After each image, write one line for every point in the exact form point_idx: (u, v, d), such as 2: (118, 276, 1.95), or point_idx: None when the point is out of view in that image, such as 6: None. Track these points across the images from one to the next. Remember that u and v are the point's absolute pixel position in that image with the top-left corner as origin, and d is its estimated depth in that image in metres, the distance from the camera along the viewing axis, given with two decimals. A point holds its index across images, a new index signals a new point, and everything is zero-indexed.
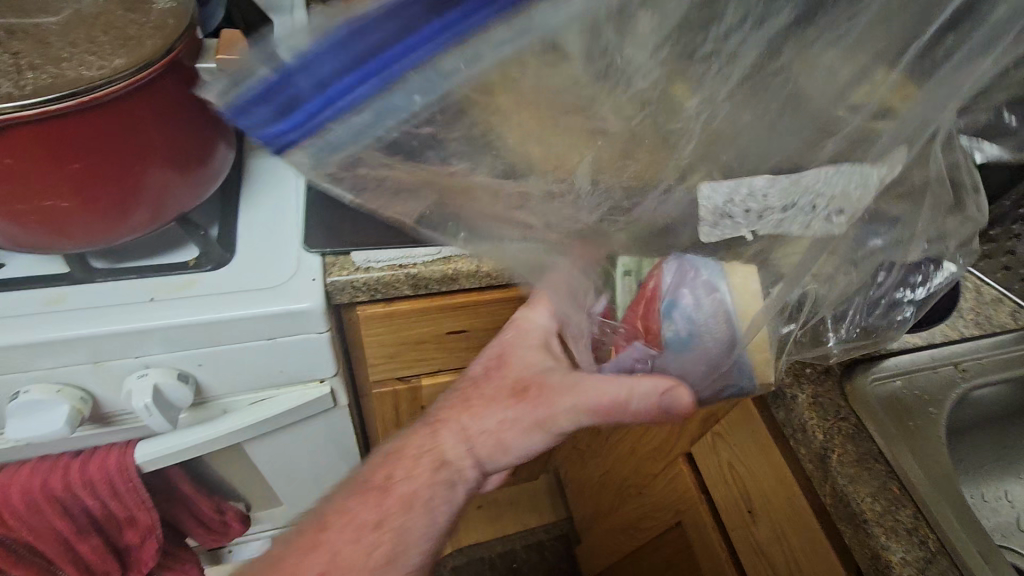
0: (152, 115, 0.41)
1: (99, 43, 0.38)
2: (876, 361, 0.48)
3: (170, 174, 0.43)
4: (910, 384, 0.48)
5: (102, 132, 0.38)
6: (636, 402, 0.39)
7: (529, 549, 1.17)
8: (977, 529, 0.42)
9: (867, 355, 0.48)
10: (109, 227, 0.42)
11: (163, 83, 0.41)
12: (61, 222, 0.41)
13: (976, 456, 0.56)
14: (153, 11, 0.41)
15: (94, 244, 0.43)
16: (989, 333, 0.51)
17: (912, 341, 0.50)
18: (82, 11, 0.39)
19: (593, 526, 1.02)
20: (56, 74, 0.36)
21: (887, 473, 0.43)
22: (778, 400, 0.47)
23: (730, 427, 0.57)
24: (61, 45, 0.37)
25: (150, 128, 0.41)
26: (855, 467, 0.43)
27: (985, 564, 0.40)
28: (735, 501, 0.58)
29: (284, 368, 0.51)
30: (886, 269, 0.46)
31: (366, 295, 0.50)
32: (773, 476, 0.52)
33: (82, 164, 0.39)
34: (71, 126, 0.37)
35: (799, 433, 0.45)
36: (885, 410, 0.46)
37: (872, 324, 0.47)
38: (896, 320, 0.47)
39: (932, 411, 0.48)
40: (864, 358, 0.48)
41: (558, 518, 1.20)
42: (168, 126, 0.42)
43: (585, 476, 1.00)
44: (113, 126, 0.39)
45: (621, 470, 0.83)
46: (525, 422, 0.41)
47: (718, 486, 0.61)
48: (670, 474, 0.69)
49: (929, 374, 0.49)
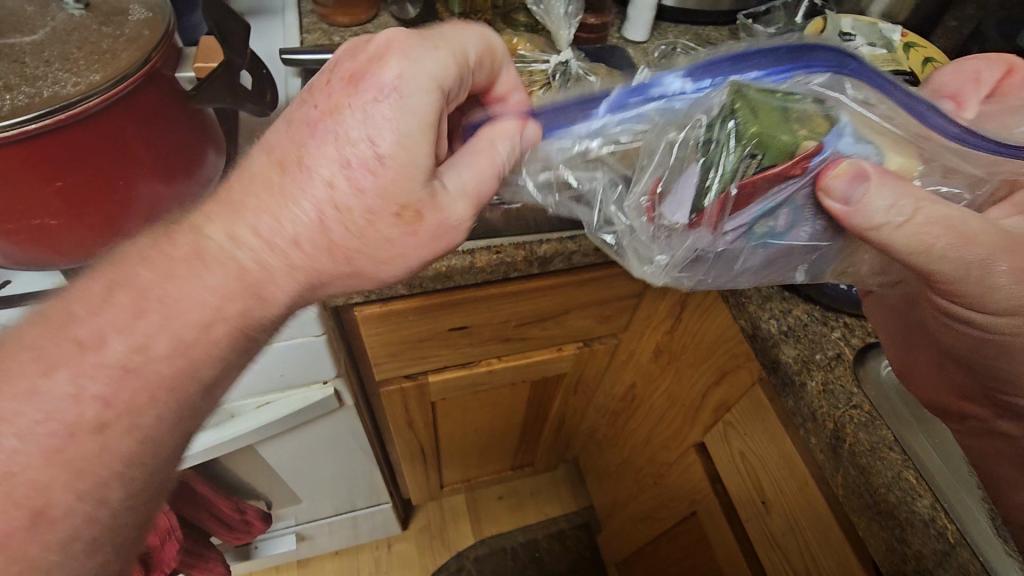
0: (137, 125, 0.41)
1: (74, 59, 0.38)
2: (794, 384, 0.45)
3: (158, 185, 0.43)
4: (828, 398, 0.44)
5: (84, 146, 0.38)
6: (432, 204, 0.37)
7: (551, 538, 1.19)
8: (904, 418, 0.44)
9: (801, 358, 0.46)
10: (101, 241, 0.43)
11: (144, 95, 0.40)
12: (51, 238, 0.41)
13: (885, 399, 0.44)
14: (127, 24, 0.41)
15: (87, 257, 0.44)
16: (805, 336, 0.47)
17: (797, 309, 0.49)
18: (58, 28, 0.39)
19: (612, 514, 1.03)
20: (32, 94, 0.35)
21: (857, 384, 0.45)
22: (787, 387, 0.46)
23: (741, 416, 0.56)
24: (36, 63, 0.37)
25: (135, 140, 0.41)
26: (866, 456, 0.41)
27: (979, 517, 0.40)
28: (748, 491, 0.57)
29: (286, 372, 0.52)
30: (778, 207, 0.36)
31: (361, 295, 0.50)
32: (783, 466, 0.51)
33: (65, 181, 0.39)
34: (54, 143, 0.37)
35: (809, 422, 0.45)
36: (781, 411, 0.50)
37: (784, 232, 0.38)
38: (790, 228, 0.37)
39: (854, 413, 0.43)
40: (796, 363, 0.46)
41: (578, 506, 1.23)
42: (152, 138, 0.42)
43: (604, 466, 1.00)
44: (96, 139, 0.39)
45: (638, 458, 0.84)
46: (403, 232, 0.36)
47: (731, 476, 0.59)
48: (684, 463, 0.69)
49: (818, 331, 0.48)
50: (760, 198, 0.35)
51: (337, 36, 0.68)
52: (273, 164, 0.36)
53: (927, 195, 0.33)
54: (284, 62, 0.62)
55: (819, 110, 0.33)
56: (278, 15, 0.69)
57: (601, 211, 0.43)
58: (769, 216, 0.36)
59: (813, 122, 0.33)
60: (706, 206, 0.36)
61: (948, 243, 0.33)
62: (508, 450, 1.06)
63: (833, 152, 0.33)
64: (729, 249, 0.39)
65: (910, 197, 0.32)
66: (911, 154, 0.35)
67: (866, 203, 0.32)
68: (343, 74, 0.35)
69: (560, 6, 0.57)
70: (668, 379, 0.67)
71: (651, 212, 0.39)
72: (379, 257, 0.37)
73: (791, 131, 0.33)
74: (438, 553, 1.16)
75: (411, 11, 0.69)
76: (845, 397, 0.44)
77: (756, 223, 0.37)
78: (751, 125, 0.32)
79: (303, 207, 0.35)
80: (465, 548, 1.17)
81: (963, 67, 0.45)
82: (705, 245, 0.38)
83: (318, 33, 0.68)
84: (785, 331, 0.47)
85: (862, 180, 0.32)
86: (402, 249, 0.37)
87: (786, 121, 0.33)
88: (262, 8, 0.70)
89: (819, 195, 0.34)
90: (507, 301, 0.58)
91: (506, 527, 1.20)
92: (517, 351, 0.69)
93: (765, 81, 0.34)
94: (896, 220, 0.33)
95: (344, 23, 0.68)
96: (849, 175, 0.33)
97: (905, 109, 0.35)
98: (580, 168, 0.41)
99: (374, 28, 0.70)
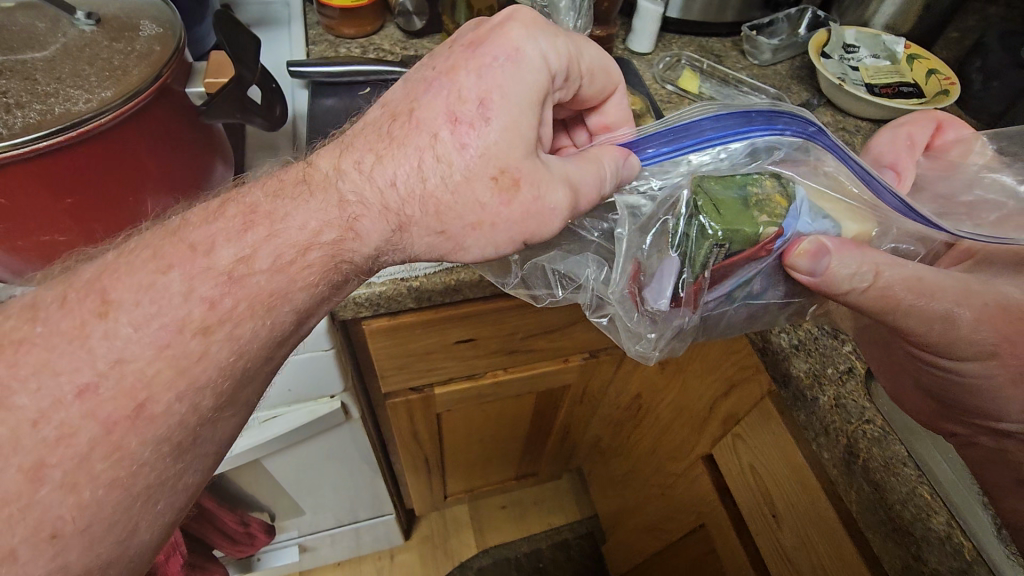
0: (146, 140, 0.40)
1: (85, 76, 0.38)
2: (807, 400, 0.45)
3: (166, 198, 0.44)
4: (840, 412, 0.44)
5: (94, 163, 0.38)
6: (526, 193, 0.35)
7: (555, 548, 1.18)
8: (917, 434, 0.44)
9: (812, 372, 0.46)
10: None
11: (155, 110, 0.40)
12: (58, 252, 0.41)
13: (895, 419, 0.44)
14: (138, 40, 0.41)
15: None
16: (814, 353, 0.47)
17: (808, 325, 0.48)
18: (69, 44, 0.39)
19: (617, 524, 1.03)
20: (44, 111, 0.35)
21: (870, 399, 0.44)
22: (799, 402, 0.46)
23: (750, 428, 0.56)
24: (47, 80, 0.37)
25: (143, 155, 0.41)
26: (881, 472, 0.41)
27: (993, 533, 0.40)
28: (758, 504, 0.57)
29: (294, 387, 0.52)
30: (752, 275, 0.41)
31: (369, 310, 0.49)
32: (794, 480, 0.51)
33: (76, 198, 0.39)
34: (64, 160, 0.37)
35: (822, 436, 0.45)
36: (792, 426, 0.50)
37: (758, 293, 0.42)
38: (760, 292, 0.42)
39: (871, 430, 0.43)
40: (807, 378, 0.46)
41: (582, 516, 1.22)
42: (161, 152, 0.42)
43: (610, 475, 1.00)
44: (106, 155, 0.39)
45: (644, 469, 0.84)
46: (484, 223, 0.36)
47: (739, 488, 0.59)
48: (692, 474, 0.69)
49: (826, 345, 0.47)
50: (731, 275, 0.40)
51: (343, 47, 0.68)
52: (385, 114, 0.37)
53: (886, 261, 0.38)
54: (291, 74, 0.62)
55: (776, 187, 0.39)
56: (284, 26, 0.70)
57: (592, 293, 0.46)
58: (745, 284, 0.41)
59: (774, 209, 0.38)
60: (686, 291, 0.40)
61: (914, 301, 0.38)
62: (513, 460, 1.06)
63: (792, 233, 0.38)
64: (711, 313, 0.43)
65: (869, 263, 0.37)
66: (863, 220, 0.41)
67: (832, 273, 0.37)
68: (466, 41, 0.37)
69: (569, 21, 0.57)
70: (675, 391, 0.67)
71: (636, 298, 0.42)
72: (468, 219, 0.35)
73: (753, 222, 0.37)
74: (441, 563, 1.15)
75: (417, 23, 0.70)
76: (859, 412, 0.44)
77: (732, 291, 0.42)
78: (719, 219, 0.37)
79: (403, 166, 0.35)
80: (469, 558, 1.16)
81: (897, 135, 0.48)
82: (688, 321, 0.42)
83: (324, 45, 0.68)
84: (795, 346, 0.47)
85: (824, 254, 0.38)
86: (491, 218, 0.35)
87: (747, 210, 0.38)
88: (267, 19, 0.70)
89: (789, 269, 0.39)
90: (515, 313, 0.57)
91: (509, 536, 1.19)
92: (524, 362, 0.69)
93: (712, 146, 0.39)
94: (861, 285, 0.38)
95: (350, 34, 0.69)
96: (811, 252, 0.38)
97: (859, 178, 0.39)
98: (566, 259, 0.45)
99: (380, 39, 0.70)
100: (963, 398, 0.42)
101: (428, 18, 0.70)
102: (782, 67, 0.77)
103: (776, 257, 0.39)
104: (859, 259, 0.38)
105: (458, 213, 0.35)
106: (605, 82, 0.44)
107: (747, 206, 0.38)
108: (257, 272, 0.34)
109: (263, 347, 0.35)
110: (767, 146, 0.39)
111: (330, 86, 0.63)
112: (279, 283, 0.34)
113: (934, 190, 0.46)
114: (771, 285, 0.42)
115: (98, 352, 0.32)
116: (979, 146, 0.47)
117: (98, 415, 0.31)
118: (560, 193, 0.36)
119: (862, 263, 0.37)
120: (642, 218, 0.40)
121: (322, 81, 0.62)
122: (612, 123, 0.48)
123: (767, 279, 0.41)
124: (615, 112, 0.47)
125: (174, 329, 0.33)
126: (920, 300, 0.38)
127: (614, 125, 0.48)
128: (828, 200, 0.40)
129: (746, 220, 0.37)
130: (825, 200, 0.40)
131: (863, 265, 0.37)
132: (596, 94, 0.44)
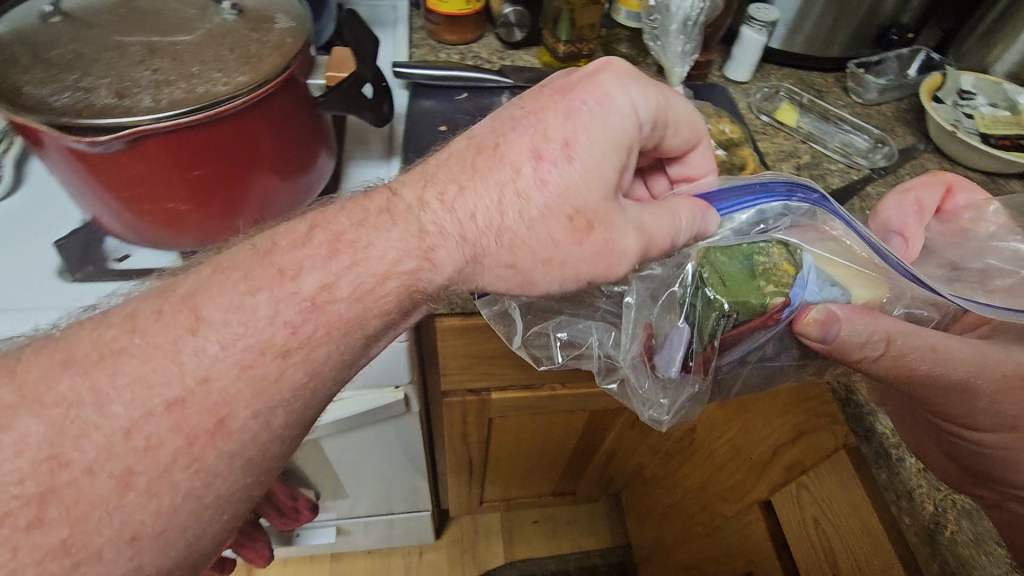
0: (268, 124, 0.43)
1: (225, 61, 0.41)
2: (892, 460, 0.43)
3: (275, 180, 0.46)
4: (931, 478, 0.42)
5: (221, 142, 0.41)
6: (596, 238, 0.36)
7: (584, 571, 1.16)
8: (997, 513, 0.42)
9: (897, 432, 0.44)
10: (217, 226, 0.46)
11: (280, 98, 0.43)
12: (176, 220, 0.44)
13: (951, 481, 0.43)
14: (273, 31, 0.43)
15: (203, 240, 0.46)
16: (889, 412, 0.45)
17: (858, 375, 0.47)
18: (214, 31, 0.42)
19: (653, 556, 1.00)
20: (187, 90, 0.38)
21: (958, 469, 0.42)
22: (882, 461, 0.43)
23: (817, 480, 0.53)
24: (193, 62, 0.40)
25: (264, 138, 0.43)
26: (970, 549, 0.39)
27: None
28: (817, 561, 0.54)
29: (364, 373, 0.53)
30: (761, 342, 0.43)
31: (445, 308, 0.50)
32: (865, 544, 0.48)
33: (203, 171, 0.42)
34: (197, 136, 0.39)
35: (904, 501, 0.42)
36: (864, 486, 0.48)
37: (766, 354, 0.44)
38: (768, 355, 0.45)
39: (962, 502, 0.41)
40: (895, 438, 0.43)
41: (614, 543, 1.20)
42: (278, 137, 0.44)
43: (652, 504, 0.98)
44: (233, 135, 0.41)
45: (689, 504, 0.82)
46: (554, 256, 0.36)
47: (797, 541, 0.57)
48: (744, 517, 0.66)
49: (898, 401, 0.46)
50: (740, 341, 0.42)
51: (443, 53, 0.70)
52: (470, 147, 0.38)
53: (897, 329, 0.40)
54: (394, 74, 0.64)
55: (785, 255, 0.40)
56: (390, 28, 0.73)
57: (602, 358, 0.49)
58: (756, 348, 0.43)
59: (781, 277, 0.40)
60: (700, 356, 0.42)
61: (926, 368, 0.40)
62: (552, 475, 1.05)
63: (799, 302, 0.40)
64: (726, 372, 0.46)
65: (880, 330, 0.39)
66: (876, 286, 0.42)
67: (842, 340, 0.39)
68: (556, 85, 0.38)
69: (677, 45, 0.56)
70: (734, 429, 0.65)
71: (646, 359, 0.44)
72: (540, 255, 0.36)
73: (760, 293, 0.39)
74: (468, 567, 1.15)
75: (517, 34, 0.70)
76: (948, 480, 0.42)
77: (744, 355, 0.44)
78: (727, 292, 0.39)
79: (483, 198, 0.36)
80: (496, 567, 1.15)
81: (904, 201, 0.48)
82: (699, 386, 0.45)
83: (426, 49, 0.71)
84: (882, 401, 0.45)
85: (833, 322, 0.39)
86: (561, 256, 0.36)
87: (753, 280, 0.40)
88: (375, 19, 0.74)
89: (800, 336, 0.41)
90: None
91: (538, 551, 1.18)
92: (583, 379, 0.68)
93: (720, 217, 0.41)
94: (874, 353, 0.40)
95: (451, 41, 0.71)
96: (819, 321, 0.39)
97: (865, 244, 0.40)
98: (571, 326, 0.48)
99: (479, 48, 0.72)
100: (979, 466, 0.44)
101: (528, 31, 0.71)
102: (886, 108, 0.74)
103: (786, 321, 0.41)
104: (867, 326, 0.39)
105: (530, 248, 0.36)
106: (690, 130, 0.43)
107: (752, 275, 0.40)
108: (338, 299, 0.35)
109: (353, 332, 0.36)
110: (768, 211, 0.40)
111: (429, 89, 0.65)
112: (377, 271, 0.36)
113: (941, 257, 0.47)
114: (781, 349, 0.44)
115: (187, 367, 0.33)
116: (991, 213, 0.47)
117: (183, 427, 0.32)
118: (631, 241, 0.37)
119: (877, 330, 0.39)
120: (652, 284, 0.42)
121: (422, 83, 0.65)
122: (694, 173, 0.46)
123: (775, 343, 0.43)
124: (697, 163, 0.46)
125: (256, 351, 0.34)
126: (937, 365, 0.40)
127: (698, 176, 0.46)
128: (837, 267, 0.41)
129: (754, 292, 0.39)
130: (836, 266, 0.41)
131: (880, 329, 0.39)
132: (681, 145, 0.43)
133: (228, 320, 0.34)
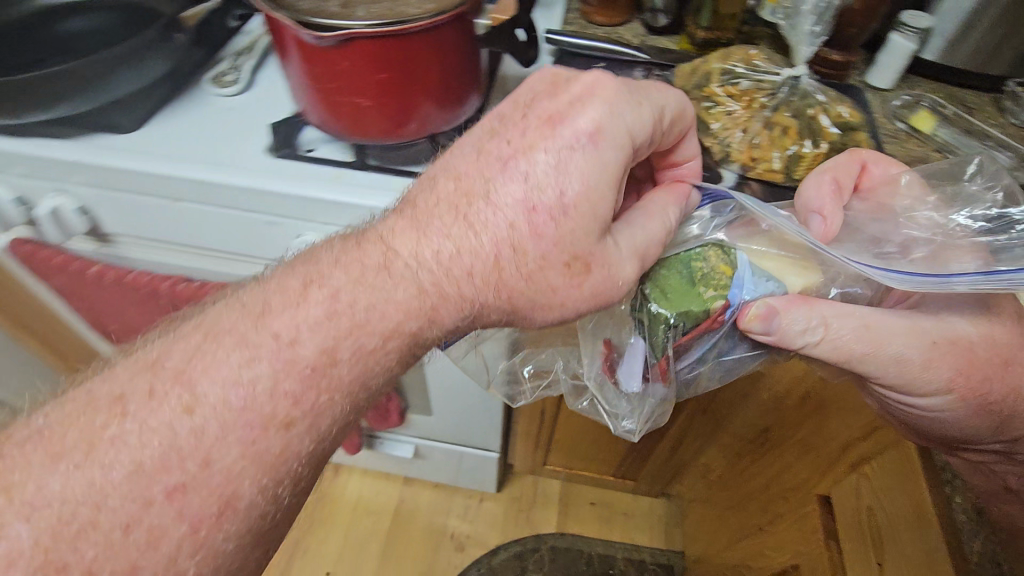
0: (439, 48, 0.53)
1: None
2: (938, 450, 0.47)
3: (434, 97, 0.57)
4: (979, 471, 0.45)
5: (402, 54, 0.52)
6: (589, 278, 0.41)
7: (630, 563, 1.17)
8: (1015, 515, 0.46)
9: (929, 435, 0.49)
10: (384, 127, 0.57)
11: (452, 28, 0.53)
12: (357, 116, 0.56)
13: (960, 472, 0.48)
14: None
15: (371, 137, 0.58)
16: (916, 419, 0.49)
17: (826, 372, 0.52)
18: None
19: (705, 557, 1.00)
20: (388, 9, 0.50)
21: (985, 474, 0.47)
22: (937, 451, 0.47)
23: (876, 471, 0.54)
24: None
25: (433, 59, 0.54)
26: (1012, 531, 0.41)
27: None
28: (864, 552, 0.54)
29: None
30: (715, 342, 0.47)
31: None
32: (914, 536, 0.47)
33: (390, 75, 0.53)
34: (387, 46, 0.51)
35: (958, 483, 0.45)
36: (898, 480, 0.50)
37: (724, 353, 0.48)
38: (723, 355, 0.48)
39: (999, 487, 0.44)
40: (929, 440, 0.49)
41: (667, 546, 1.19)
42: (444, 61, 0.55)
43: (714, 505, 0.98)
44: (412, 51, 0.52)
45: (749, 503, 0.82)
46: (558, 296, 0.41)
47: (849, 533, 0.56)
48: (800, 512, 0.66)
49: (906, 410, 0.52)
50: (695, 345, 0.46)
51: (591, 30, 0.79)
52: (452, 188, 0.41)
53: (829, 312, 0.44)
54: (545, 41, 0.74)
55: (720, 257, 0.45)
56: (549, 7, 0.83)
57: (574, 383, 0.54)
58: (710, 350, 0.47)
59: (718, 282, 0.44)
60: (660, 365, 0.47)
61: (862, 347, 0.45)
62: (617, 457, 1.07)
63: (738, 302, 0.44)
64: (691, 374, 0.49)
65: (815, 315, 0.44)
66: (806, 272, 0.46)
67: (782, 330, 0.43)
68: (541, 111, 0.41)
69: (807, 24, 0.59)
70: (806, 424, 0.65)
71: (611, 373, 0.50)
72: (539, 301, 0.41)
73: (700, 299, 0.44)
74: (519, 527, 1.21)
75: (662, 20, 0.77)
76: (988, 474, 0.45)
77: (702, 356, 0.48)
78: (668, 302, 0.44)
79: (469, 236, 0.40)
80: (545, 534, 1.20)
81: (821, 182, 0.49)
82: (666, 393, 0.49)
83: (576, 25, 0.79)
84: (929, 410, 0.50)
85: (772, 317, 0.43)
86: (561, 296, 0.41)
87: (692, 288, 0.44)
88: None
89: (747, 331, 0.44)
90: None
91: (589, 531, 1.20)
92: None
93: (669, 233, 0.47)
94: (812, 338, 0.44)
95: (600, 22, 0.79)
96: (761, 315, 0.43)
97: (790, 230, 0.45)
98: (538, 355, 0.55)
99: (624, 30, 0.79)
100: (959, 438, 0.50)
101: (673, 18, 0.76)
102: None
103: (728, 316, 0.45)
104: (799, 317, 0.44)
105: (534, 287, 0.41)
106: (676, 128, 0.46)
107: (687, 281, 0.45)
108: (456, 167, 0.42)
109: None
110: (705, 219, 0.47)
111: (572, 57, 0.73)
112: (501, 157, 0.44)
113: (865, 232, 0.48)
114: (738, 348, 0.48)
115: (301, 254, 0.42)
116: (903, 186, 0.49)
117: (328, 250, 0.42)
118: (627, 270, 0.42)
119: (808, 309, 0.44)
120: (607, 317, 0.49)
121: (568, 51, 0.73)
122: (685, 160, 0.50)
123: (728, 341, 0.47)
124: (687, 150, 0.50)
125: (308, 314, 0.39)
126: (890, 345, 0.45)
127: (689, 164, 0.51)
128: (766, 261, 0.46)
129: (692, 295, 0.44)
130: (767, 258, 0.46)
131: (811, 312, 0.44)
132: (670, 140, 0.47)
133: (223, 394, 0.37)
